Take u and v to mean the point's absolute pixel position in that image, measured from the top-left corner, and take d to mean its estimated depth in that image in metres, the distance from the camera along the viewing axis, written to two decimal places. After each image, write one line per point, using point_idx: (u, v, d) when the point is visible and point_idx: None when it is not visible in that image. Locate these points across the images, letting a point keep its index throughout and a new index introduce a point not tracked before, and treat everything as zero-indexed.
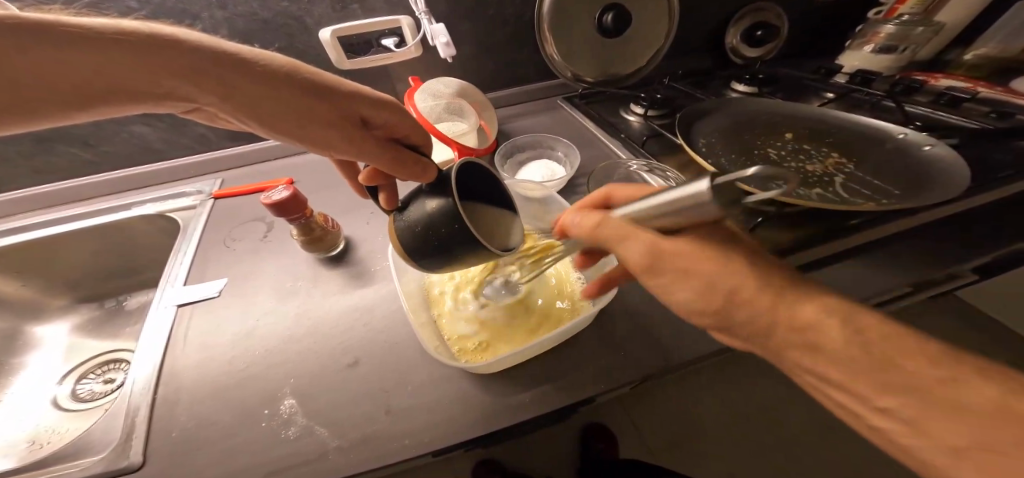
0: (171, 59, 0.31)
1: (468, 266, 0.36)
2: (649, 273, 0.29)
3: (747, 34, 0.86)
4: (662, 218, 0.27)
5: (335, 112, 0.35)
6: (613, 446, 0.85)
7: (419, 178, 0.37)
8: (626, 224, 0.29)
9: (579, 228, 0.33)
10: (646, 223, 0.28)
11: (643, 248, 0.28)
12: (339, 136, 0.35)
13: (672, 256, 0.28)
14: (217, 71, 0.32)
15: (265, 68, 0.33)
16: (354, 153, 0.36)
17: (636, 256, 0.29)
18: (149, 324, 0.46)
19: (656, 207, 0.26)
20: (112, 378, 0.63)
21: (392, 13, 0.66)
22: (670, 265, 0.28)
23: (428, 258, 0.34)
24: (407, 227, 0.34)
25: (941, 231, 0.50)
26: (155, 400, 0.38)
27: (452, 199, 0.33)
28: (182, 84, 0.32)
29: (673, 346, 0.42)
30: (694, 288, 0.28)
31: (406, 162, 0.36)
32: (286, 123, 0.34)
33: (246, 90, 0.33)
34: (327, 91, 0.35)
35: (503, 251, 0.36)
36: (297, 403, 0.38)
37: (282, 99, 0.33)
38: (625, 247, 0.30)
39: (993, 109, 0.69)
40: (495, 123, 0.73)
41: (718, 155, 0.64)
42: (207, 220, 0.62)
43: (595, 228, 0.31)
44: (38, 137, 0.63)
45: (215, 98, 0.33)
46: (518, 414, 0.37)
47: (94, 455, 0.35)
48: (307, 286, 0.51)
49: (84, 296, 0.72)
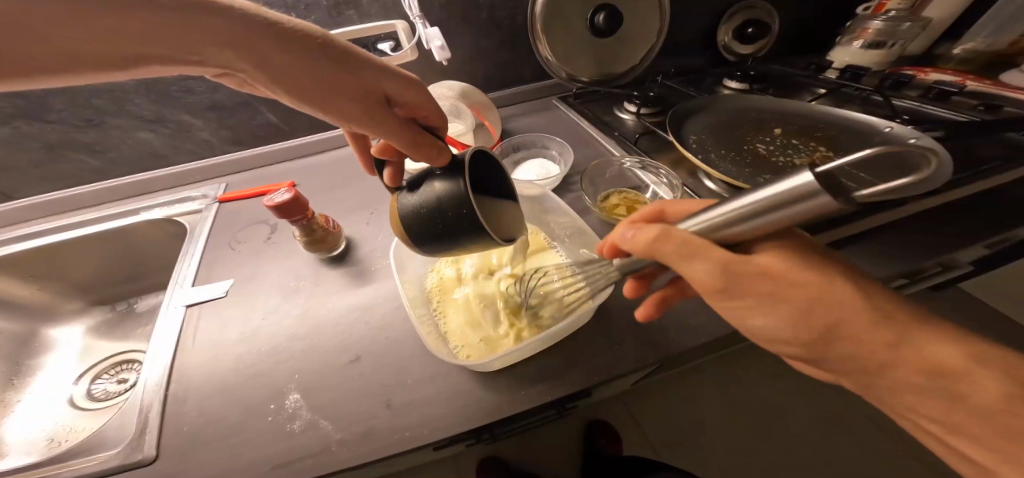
0: (206, 25, 0.31)
1: (470, 252, 0.37)
2: (723, 294, 0.28)
3: (738, 32, 0.87)
4: (739, 230, 0.25)
5: (362, 85, 0.35)
6: (615, 442, 0.86)
7: (433, 162, 0.36)
8: (693, 238, 0.27)
9: (633, 242, 0.31)
10: (719, 236, 0.27)
11: (718, 266, 0.27)
12: (362, 111, 0.35)
13: (748, 275, 0.27)
14: (250, 37, 0.32)
15: (300, 37, 0.33)
16: (374, 129, 0.36)
17: (710, 274, 0.27)
18: (160, 324, 0.47)
19: (733, 221, 0.25)
20: (125, 378, 0.65)
21: (387, 18, 0.67)
22: (749, 289, 0.27)
23: (430, 241, 0.35)
24: (412, 208, 0.35)
25: (927, 220, 0.50)
26: (166, 397, 0.40)
27: (462, 183, 0.33)
28: (212, 48, 0.32)
29: (664, 337, 0.43)
30: (779, 316, 0.27)
31: (425, 144, 0.36)
32: (311, 92, 0.34)
33: (277, 60, 0.32)
34: (356, 65, 0.35)
35: (504, 241, 0.36)
36: (301, 397, 0.39)
37: (311, 70, 0.33)
38: (692, 265, 0.28)
39: (982, 102, 0.70)
40: (498, 123, 0.73)
41: (707, 151, 0.65)
42: (213, 223, 0.63)
43: (655, 243, 0.29)
44: (48, 145, 0.64)
45: (246, 65, 0.33)
46: (512, 408, 0.37)
47: (109, 450, 0.36)
48: (309, 286, 0.52)
49: (96, 300, 0.73)
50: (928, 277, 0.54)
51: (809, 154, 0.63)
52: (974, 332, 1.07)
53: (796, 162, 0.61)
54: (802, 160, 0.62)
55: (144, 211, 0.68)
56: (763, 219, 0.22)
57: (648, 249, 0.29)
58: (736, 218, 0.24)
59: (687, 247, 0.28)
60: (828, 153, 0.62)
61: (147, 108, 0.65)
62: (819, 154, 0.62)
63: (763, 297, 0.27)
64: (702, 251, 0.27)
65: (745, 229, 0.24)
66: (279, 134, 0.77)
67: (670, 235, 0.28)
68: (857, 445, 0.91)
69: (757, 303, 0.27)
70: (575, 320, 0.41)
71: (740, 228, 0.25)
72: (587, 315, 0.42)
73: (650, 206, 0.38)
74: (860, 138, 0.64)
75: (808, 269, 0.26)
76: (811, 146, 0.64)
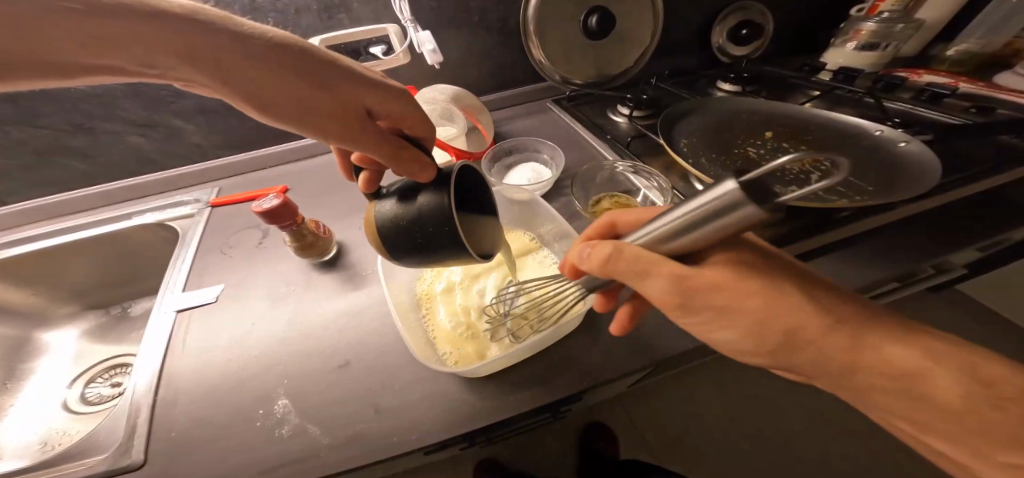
0: (170, 38, 0.30)
1: (450, 266, 0.37)
2: (682, 309, 0.29)
3: (733, 33, 0.87)
4: (679, 241, 0.25)
5: (339, 99, 0.33)
6: (614, 444, 0.85)
7: (415, 177, 0.35)
8: (642, 255, 0.28)
9: (590, 261, 0.31)
10: (662, 248, 0.27)
11: (668, 283, 0.27)
12: (337, 126, 0.33)
13: (699, 292, 0.27)
14: (215, 51, 0.31)
15: (266, 44, 0.32)
16: (352, 144, 0.35)
17: (664, 291, 0.28)
18: (150, 329, 0.47)
19: (672, 232, 0.24)
20: (119, 381, 0.65)
21: (379, 21, 0.67)
22: (702, 301, 0.28)
23: (410, 254, 0.35)
24: (393, 218, 0.34)
25: (919, 224, 0.50)
26: (155, 402, 0.40)
27: (446, 198, 0.33)
28: (177, 62, 0.31)
29: (652, 342, 0.42)
30: (739, 329, 0.28)
31: (405, 159, 0.34)
32: (283, 109, 0.33)
33: (245, 76, 0.31)
34: (334, 78, 0.34)
35: (481, 258, 0.37)
36: (290, 402, 0.39)
37: (280, 84, 0.32)
38: (645, 282, 0.29)
39: (975, 104, 0.70)
40: (490, 126, 0.73)
41: (698, 154, 0.64)
42: (205, 227, 0.63)
43: (608, 264, 0.29)
44: (40, 151, 0.65)
45: (212, 80, 0.32)
46: (500, 413, 0.38)
47: (97, 455, 0.36)
48: (300, 291, 0.52)
49: (91, 303, 0.73)
50: (921, 280, 0.54)
51: (800, 158, 0.62)
52: (972, 333, 1.07)
53: (787, 165, 0.61)
54: (793, 164, 0.61)
55: (137, 215, 0.68)
56: (698, 228, 0.22)
57: (601, 268, 0.29)
58: (680, 225, 0.23)
59: (639, 267, 0.28)
60: (819, 156, 0.62)
61: (138, 112, 0.65)
62: (809, 158, 0.62)
63: (717, 311, 0.28)
64: (653, 270, 0.28)
65: (684, 237, 0.24)
66: (272, 137, 0.77)
67: (619, 255, 0.28)
68: (856, 447, 0.91)
69: (715, 314, 0.28)
70: (563, 327, 0.40)
71: (678, 238, 0.24)
72: (575, 322, 0.42)
73: (601, 219, 0.39)
74: (851, 142, 0.64)
75: (755, 270, 0.27)
76: (803, 150, 0.64)
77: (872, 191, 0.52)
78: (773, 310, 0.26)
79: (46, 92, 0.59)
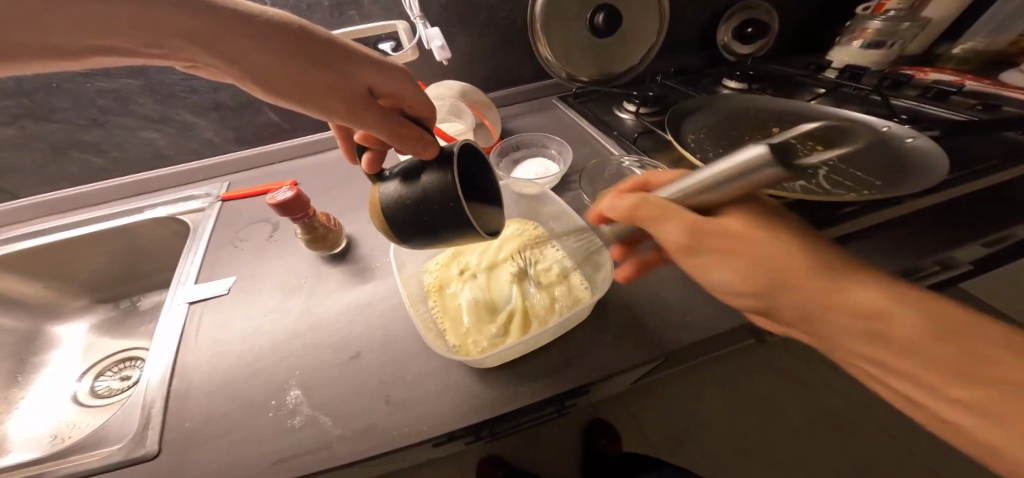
0: (178, 19, 0.30)
1: (454, 246, 0.37)
2: (689, 252, 0.29)
3: (738, 32, 0.87)
4: (710, 194, 0.26)
5: (342, 77, 0.34)
6: (615, 443, 0.86)
7: (419, 155, 0.35)
8: (666, 202, 0.29)
9: (616, 209, 0.32)
10: (688, 200, 0.27)
11: (682, 228, 0.28)
12: (341, 103, 0.34)
13: (711, 236, 0.27)
14: (221, 30, 0.31)
15: (267, 24, 0.32)
16: (356, 122, 0.35)
17: (677, 233, 0.28)
18: (162, 321, 0.48)
19: (702, 185, 0.26)
20: (128, 375, 0.66)
21: (389, 18, 0.68)
22: (711, 245, 0.28)
23: (414, 232, 0.35)
24: (398, 199, 0.34)
25: (927, 219, 0.50)
26: (168, 394, 0.40)
27: (451, 175, 0.33)
28: (185, 42, 0.31)
29: (664, 334, 0.43)
30: (733, 270, 0.28)
31: (409, 137, 0.35)
32: (288, 87, 0.33)
33: (251, 56, 0.32)
34: (336, 57, 0.34)
35: (487, 236, 0.37)
36: (302, 393, 0.39)
37: (285, 62, 0.32)
38: (662, 228, 0.29)
39: (981, 102, 0.70)
40: (498, 123, 0.74)
41: (706, 150, 0.65)
42: (217, 221, 0.64)
43: (633, 208, 0.30)
44: (53, 146, 0.65)
45: (218, 59, 0.32)
46: (514, 402, 0.38)
47: (112, 445, 0.37)
48: (311, 283, 0.52)
49: (101, 297, 0.74)
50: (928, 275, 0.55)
51: None
52: None
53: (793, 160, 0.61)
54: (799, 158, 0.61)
55: (148, 209, 0.69)
56: (734, 180, 0.23)
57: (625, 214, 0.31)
58: (712, 179, 0.25)
59: (661, 211, 0.29)
60: None
61: (151, 107, 0.66)
62: None
63: (724, 254, 0.27)
64: (671, 213, 0.28)
65: (713, 192, 0.25)
66: (281, 133, 0.78)
67: (645, 202, 0.30)
68: (861, 443, 0.91)
69: (719, 256, 0.28)
70: (574, 316, 0.41)
71: (706, 192, 0.26)
72: (585, 313, 0.42)
73: (635, 175, 0.38)
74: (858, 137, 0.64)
75: (765, 221, 0.27)
76: None
77: (879, 186, 0.52)
78: (777, 259, 0.26)
79: (61, 87, 0.59)
